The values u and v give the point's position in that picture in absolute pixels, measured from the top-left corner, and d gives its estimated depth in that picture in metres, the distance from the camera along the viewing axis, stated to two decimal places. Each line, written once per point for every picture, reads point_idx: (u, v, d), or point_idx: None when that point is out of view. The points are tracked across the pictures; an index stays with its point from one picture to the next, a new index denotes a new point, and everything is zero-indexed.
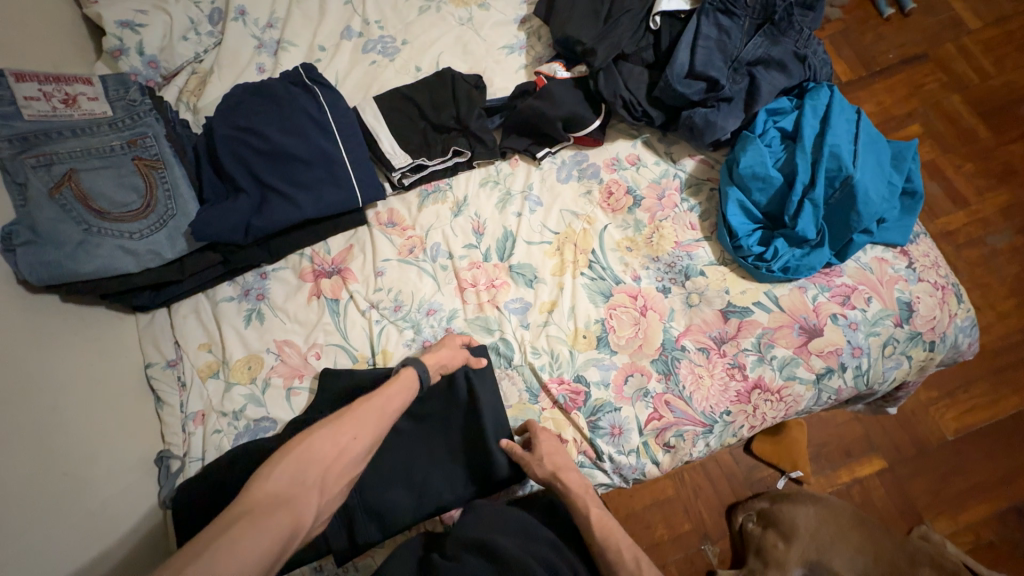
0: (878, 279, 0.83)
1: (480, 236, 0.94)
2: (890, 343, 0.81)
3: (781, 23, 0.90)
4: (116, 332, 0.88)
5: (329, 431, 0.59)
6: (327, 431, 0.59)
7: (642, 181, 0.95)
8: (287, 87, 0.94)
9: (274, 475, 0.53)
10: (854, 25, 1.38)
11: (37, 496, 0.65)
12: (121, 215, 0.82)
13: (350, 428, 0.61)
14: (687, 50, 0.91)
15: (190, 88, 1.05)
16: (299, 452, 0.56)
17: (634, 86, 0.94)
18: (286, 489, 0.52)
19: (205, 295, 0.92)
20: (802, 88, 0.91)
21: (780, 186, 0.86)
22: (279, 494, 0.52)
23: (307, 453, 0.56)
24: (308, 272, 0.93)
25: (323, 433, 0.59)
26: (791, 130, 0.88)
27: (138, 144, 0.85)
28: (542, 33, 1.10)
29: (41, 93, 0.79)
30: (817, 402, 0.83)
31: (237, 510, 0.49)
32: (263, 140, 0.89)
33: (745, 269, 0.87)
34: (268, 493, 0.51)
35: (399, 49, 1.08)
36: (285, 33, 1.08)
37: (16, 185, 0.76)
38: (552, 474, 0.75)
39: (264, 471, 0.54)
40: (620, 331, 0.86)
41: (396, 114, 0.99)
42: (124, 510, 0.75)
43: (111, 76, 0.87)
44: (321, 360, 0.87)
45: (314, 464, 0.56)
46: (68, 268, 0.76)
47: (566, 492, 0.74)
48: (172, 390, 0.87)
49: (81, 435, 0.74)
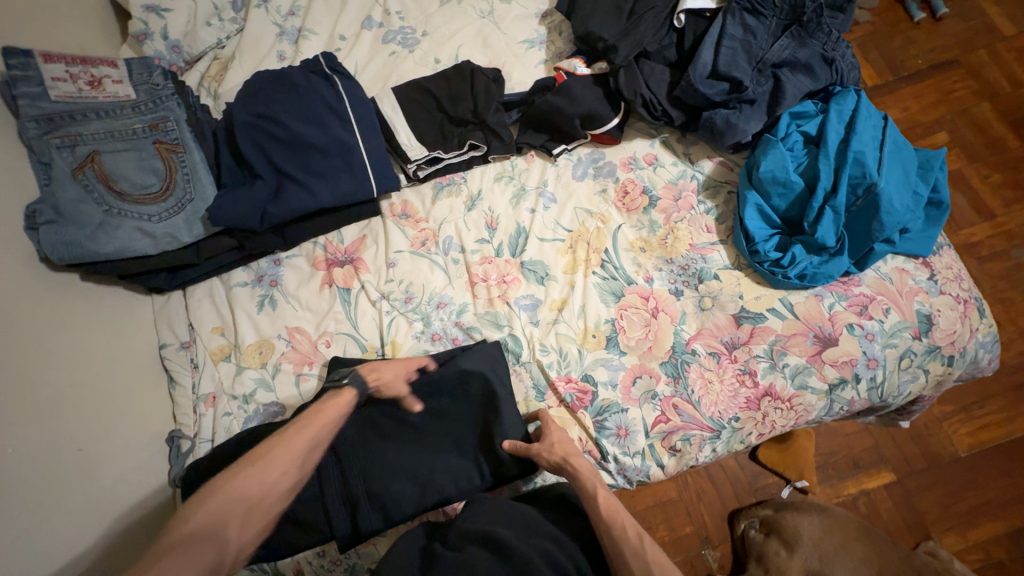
0: (898, 290, 0.82)
1: (493, 231, 0.94)
2: (907, 355, 0.80)
3: (809, 25, 0.88)
4: (132, 312, 0.89)
5: (255, 470, 0.63)
6: (251, 470, 0.63)
7: (659, 181, 0.94)
8: (307, 75, 0.94)
9: (198, 513, 0.58)
10: (883, 28, 1.35)
11: (52, 470, 0.67)
12: (141, 198, 0.83)
13: (277, 465, 0.64)
14: (711, 50, 0.90)
15: (212, 74, 1.05)
16: (222, 493, 0.60)
17: (654, 84, 0.93)
18: (209, 525, 0.57)
19: (220, 279, 0.93)
20: (828, 91, 0.89)
21: (801, 192, 0.84)
22: (204, 529, 0.57)
23: (231, 494, 0.60)
24: (321, 261, 0.94)
25: (249, 472, 0.62)
26: (814, 134, 0.86)
27: (159, 127, 0.85)
28: (563, 28, 1.09)
29: (67, 74, 0.81)
30: (828, 412, 0.81)
31: (161, 548, 0.54)
32: (281, 127, 0.90)
33: (760, 274, 0.85)
34: (190, 530, 0.56)
35: (419, 40, 1.08)
36: (306, 21, 1.09)
37: (42, 164, 0.78)
38: (564, 459, 0.74)
39: (187, 510, 0.58)
40: (630, 331, 0.85)
41: (413, 106, 0.99)
42: (134, 487, 0.77)
43: (137, 60, 0.88)
44: (331, 348, 0.88)
45: (238, 503, 0.60)
46: (88, 248, 0.78)
47: (577, 477, 0.73)
48: (185, 371, 0.88)
49: (96, 412, 0.76)
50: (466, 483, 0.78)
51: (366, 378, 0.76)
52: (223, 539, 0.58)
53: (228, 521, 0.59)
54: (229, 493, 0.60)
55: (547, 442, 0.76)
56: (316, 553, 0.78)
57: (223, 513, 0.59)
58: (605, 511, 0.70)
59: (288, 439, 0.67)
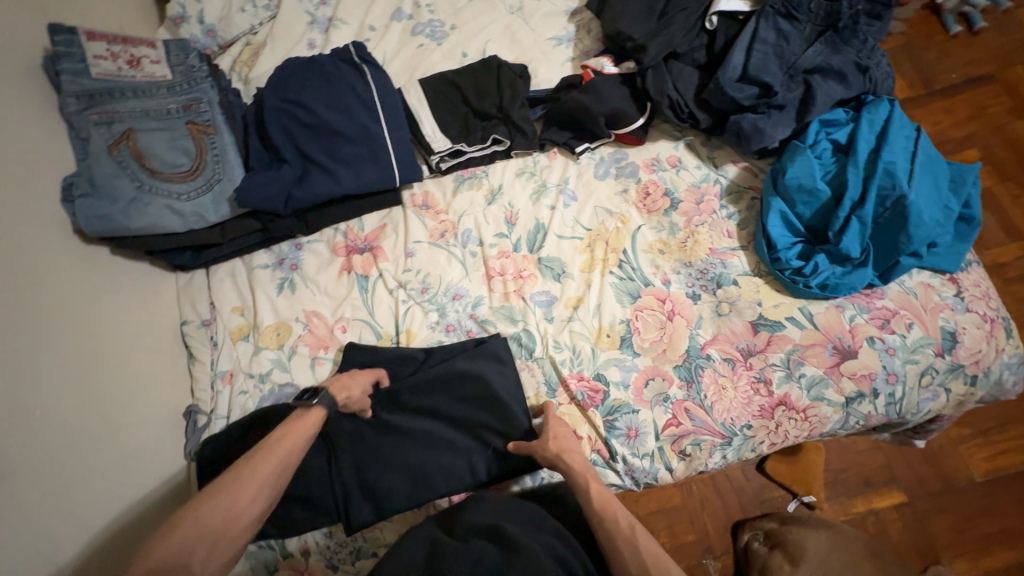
0: (922, 305, 0.80)
1: (512, 226, 0.94)
2: (928, 372, 0.78)
3: (844, 31, 0.87)
4: (157, 287, 0.92)
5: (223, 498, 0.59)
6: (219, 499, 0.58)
7: (681, 184, 0.93)
8: (337, 63, 0.96)
9: (161, 547, 0.54)
10: (918, 40, 1.32)
11: (76, 435, 0.69)
12: (171, 176, 0.85)
13: (247, 492, 0.60)
14: (742, 53, 0.89)
15: (243, 59, 1.07)
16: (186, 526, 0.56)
17: (682, 86, 0.92)
18: (173, 559, 0.54)
19: (242, 260, 0.95)
20: (860, 100, 0.88)
21: (826, 201, 0.83)
22: (169, 564, 0.53)
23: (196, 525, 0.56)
24: (341, 247, 0.95)
25: (216, 501, 0.58)
26: (843, 142, 0.85)
27: (192, 109, 0.87)
28: (592, 27, 1.08)
29: (109, 53, 0.84)
30: (843, 426, 0.80)
31: None
32: (310, 113, 0.91)
33: (781, 282, 0.84)
34: (152, 566, 0.52)
35: (447, 34, 1.09)
36: (337, 11, 1.10)
37: (80, 139, 0.81)
38: (555, 456, 0.74)
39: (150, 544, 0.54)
40: (644, 333, 0.85)
41: (439, 99, 0.99)
42: (152, 458, 0.79)
43: (174, 42, 0.90)
44: (347, 333, 0.89)
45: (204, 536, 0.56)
46: (119, 222, 0.80)
47: (574, 475, 0.73)
48: (204, 348, 0.90)
49: (119, 382, 0.78)
50: (475, 473, 0.78)
51: (335, 396, 0.73)
52: (194, 568, 0.54)
53: (198, 549, 0.55)
54: (195, 523, 0.56)
55: (546, 436, 0.76)
56: (324, 534, 0.78)
57: (190, 545, 0.55)
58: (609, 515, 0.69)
59: (252, 468, 0.62)
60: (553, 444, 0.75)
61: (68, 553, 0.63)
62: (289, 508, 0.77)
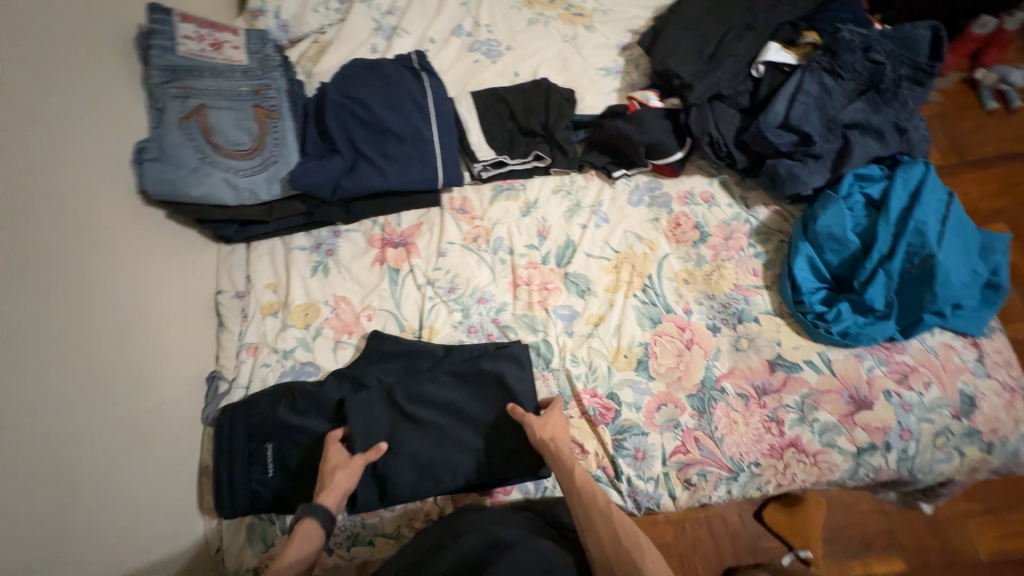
0: (942, 365, 0.80)
1: (543, 239, 0.97)
2: (943, 433, 0.78)
3: (887, 93, 0.90)
4: (200, 255, 0.96)
5: None
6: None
7: (711, 219, 0.96)
8: (399, 68, 1.02)
9: None
10: (952, 111, 1.35)
11: (112, 381, 0.72)
12: (232, 152, 0.90)
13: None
14: (785, 101, 0.92)
15: (310, 54, 1.14)
16: None
17: (724, 127, 0.96)
18: None
19: (282, 239, 0.99)
20: (895, 159, 0.90)
21: (855, 251, 0.85)
22: None
23: None
24: (377, 239, 0.99)
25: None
26: (876, 197, 0.87)
27: (261, 93, 0.94)
28: (641, 62, 1.14)
29: (196, 35, 0.91)
30: (852, 476, 0.79)
31: None
32: (367, 111, 0.97)
33: (802, 325, 0.86)
34: None
35: (502, 53, 1.15)
36: (402, 21, 1.17)
37: (155, 108, 0.88)
38: (549, 440, 0.73)
39: None
40: (661, 358, 0.86)
41: (488, 111, 1.04)
42: (174, 417, 0.81)
43: (255, 32, 0.98)
44: (371, 322, 0.92)
45: None
46: (180, 188, 0.85)
47: (558, 457, 0.71)
48: (235, 318, 0.94)
49: (155, 338, 0.81)
50: (480, 475, 0.78)
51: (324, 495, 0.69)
52: None
53: None
54: None
55: (543, 418, 0.75)
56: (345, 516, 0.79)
57: None
58: (583, 495, 0.67)
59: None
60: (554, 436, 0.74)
61: (92, 491, 0.65)
62: (296, 485, 0.78)
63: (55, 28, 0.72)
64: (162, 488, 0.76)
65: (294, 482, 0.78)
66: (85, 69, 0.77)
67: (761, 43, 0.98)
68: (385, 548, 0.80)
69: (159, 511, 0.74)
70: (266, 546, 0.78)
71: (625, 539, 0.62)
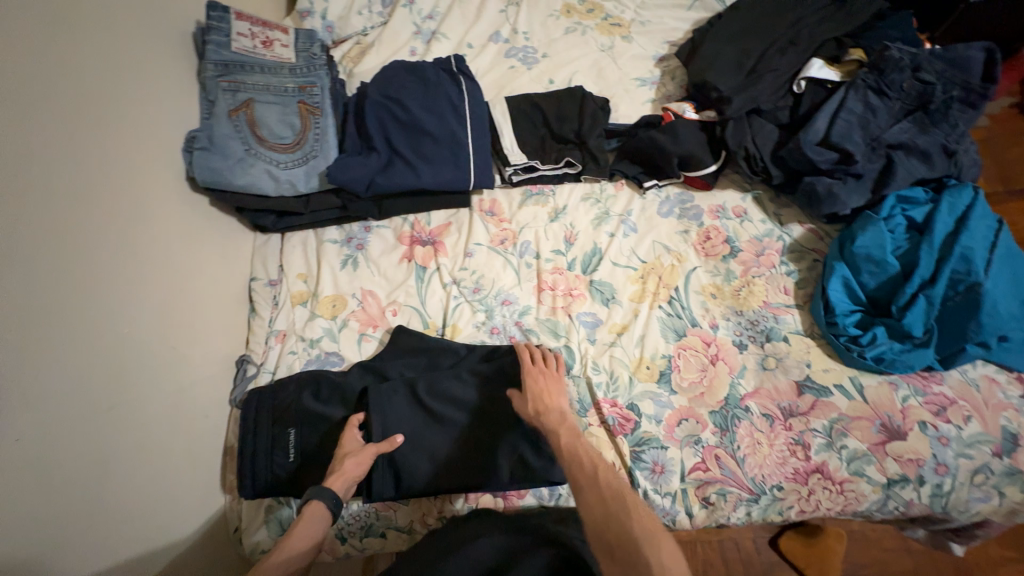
0: (983, 400, 0.77)
1: (570, 245, 0.97)
2: (982, 471, 0.74)
3: (935, 114, 0.88)
4: (238, 243, 1.00)
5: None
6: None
7: (743, 234, 0.95)
8: (437, 71, 1.04)
9: None
10: (1001, 134, 1.31)
11: (149, 358, 0.75)
12: (275, 145, 0.94)
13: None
14: (826, 119, 0.91)
15: (351, 55, 1.18)
16: None
17: (760, 141, 0.95)
18: None
19: (315, 232, 1.02)
20: (941, 182, 0.88)
21: (893, 275, 0.82)
22: None
23: None
24: (406, 236, 1.01)
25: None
26: (919, 221, 0.85)
27: (306, 90, 0.97)
28: (677, 74, 1.14)
29: (249, 33, 0.96)
30: (881, 509, 0.76)
31: None
32: (405, 111, 0.99)
33: (833, 348, 0.83)
34: None
35: (538, 60, 1.16)
36: (441, 26, 1.20)
37: (207, 101, 0.92)
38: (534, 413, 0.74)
39: None
40: (684, 372, 0.84)
41: (522, 116, 1.05)
42: (204, 396, 0.84)
43: (303, 32, 1.02)
44: (396, 317, 0.93)
45: None
46: (225, 177, 0.88)
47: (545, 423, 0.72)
48: (266, 305, 0.97)
49: (191, 319, 0.85)
50: (495, 476, 0.78)
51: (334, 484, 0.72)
52: None
53: None
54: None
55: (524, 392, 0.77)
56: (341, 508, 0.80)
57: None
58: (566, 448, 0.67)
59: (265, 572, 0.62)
60: (547, 406, 0.74)
61: (124, 461, 0.68)
62: (315, 473, 0.79)
63: (114, 23, 0.77)
64: (189, 465, 0.78)
65: (311, 470, 0.79)
66: (141, 61, 0.82)
67: (804, 59, 0.97)
68: (396, 541, 0.81)
69: (185, 487, 0.77)
70: (282, 529, 0.79)
71: (613, 495, 0.58)
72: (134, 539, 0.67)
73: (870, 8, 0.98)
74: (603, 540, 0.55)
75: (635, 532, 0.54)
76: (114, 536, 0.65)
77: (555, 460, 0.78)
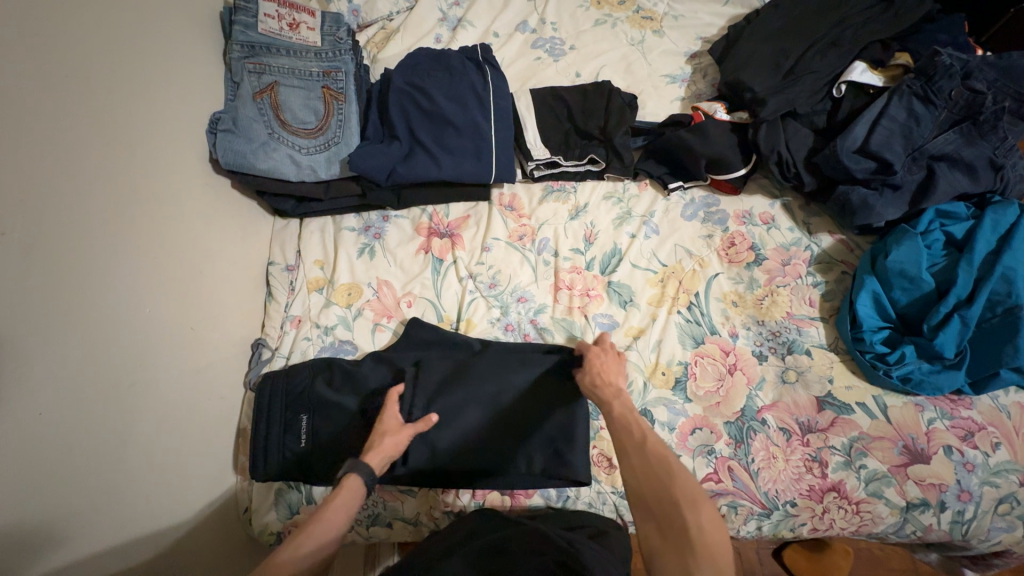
0: (1014, 428, 0.74)
1: (589, 245, 0.95)
2: (1008, 500, 0.72)
3: (984, 125, 0.83)
4: (257, 226, 1.00)
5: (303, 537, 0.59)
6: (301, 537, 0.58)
7: (769, 242, 0.92)
8: (463, 60, 1.02)
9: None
10: None
11: (167, 339, 0.75)
12: (298, 130, 0.94)
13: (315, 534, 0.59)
14: (866, 126, 0.87)
15: (376, 40, 1.16)
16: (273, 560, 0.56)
17: (794, 146, 0.91)
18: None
19: (334, 219, 1.02)
20: (984, 198, 0.84)
21: (927, 292, 0.79)
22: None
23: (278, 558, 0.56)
24: (423, 228, 1.00)
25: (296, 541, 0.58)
26: (959, 237, 0.81)
27: (331, 75, 0.96)
28: (709, 72, 1.10)
29: (276, 14, 0.95)
30: (896, 531, 0.74)
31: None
32: (429, 100, 0.97)
33: (858, 364, 0.81)
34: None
35: (565, 52, 1.13)
36: (468, 13, 1.17)
37: (232, 83, 0.93)
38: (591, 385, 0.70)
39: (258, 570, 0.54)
40: (701, 380, 0.82)
41: (547, 110, 1.03)
42: (219, 378, 0.84)
43: (330, 14, 1.01)
44: (411, 308, 0.92)
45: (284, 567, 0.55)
46: (248, 161, 0.89)
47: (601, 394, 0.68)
48: (282, 290, 0.97)
49: (209, 301, 0.85)
50: (504, 474, 0.77)
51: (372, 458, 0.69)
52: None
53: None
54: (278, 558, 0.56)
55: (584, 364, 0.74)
56: None
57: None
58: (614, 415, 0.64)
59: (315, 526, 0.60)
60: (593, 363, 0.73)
61: (140, 440, 0.68)
62: (324, 461, 0.79)
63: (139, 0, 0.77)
64: (203, 445, 0.79)
65: (321, 457, 0.79)
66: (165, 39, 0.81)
67: (845, 61, 0.93)
68: (402, 531, 0.82)
69: (199, 465, 0.78)
70: (291, 513, 0.80)
71: (654, 451, 0.57)
72: (147, 514, 0.69)
73: (920, 10, 0.93)
74: (638, 496, 0.56)
75: (674, 491, 0.53)
76: (127, 511, 0.66)
77: (565, 462, 0.77)
